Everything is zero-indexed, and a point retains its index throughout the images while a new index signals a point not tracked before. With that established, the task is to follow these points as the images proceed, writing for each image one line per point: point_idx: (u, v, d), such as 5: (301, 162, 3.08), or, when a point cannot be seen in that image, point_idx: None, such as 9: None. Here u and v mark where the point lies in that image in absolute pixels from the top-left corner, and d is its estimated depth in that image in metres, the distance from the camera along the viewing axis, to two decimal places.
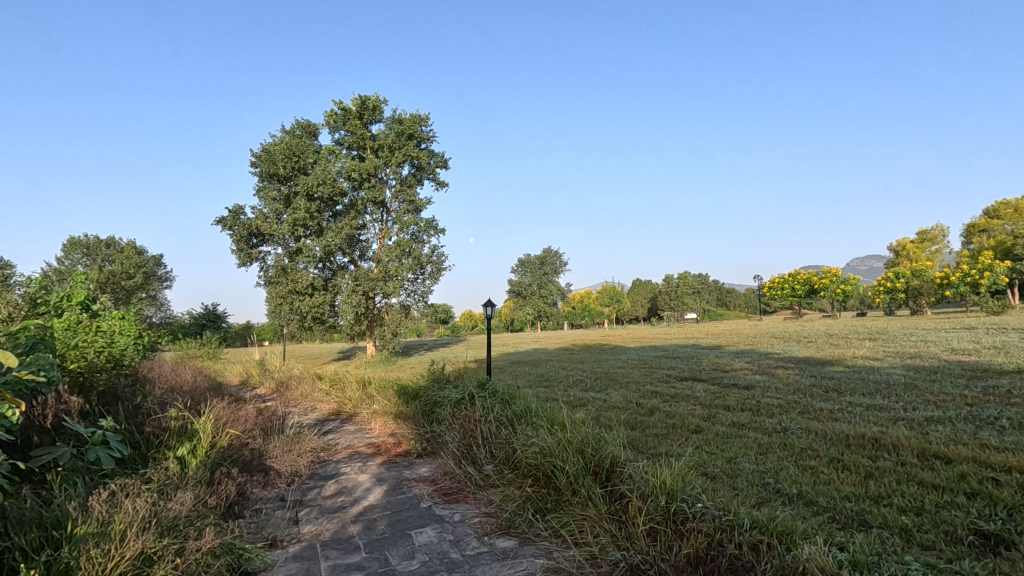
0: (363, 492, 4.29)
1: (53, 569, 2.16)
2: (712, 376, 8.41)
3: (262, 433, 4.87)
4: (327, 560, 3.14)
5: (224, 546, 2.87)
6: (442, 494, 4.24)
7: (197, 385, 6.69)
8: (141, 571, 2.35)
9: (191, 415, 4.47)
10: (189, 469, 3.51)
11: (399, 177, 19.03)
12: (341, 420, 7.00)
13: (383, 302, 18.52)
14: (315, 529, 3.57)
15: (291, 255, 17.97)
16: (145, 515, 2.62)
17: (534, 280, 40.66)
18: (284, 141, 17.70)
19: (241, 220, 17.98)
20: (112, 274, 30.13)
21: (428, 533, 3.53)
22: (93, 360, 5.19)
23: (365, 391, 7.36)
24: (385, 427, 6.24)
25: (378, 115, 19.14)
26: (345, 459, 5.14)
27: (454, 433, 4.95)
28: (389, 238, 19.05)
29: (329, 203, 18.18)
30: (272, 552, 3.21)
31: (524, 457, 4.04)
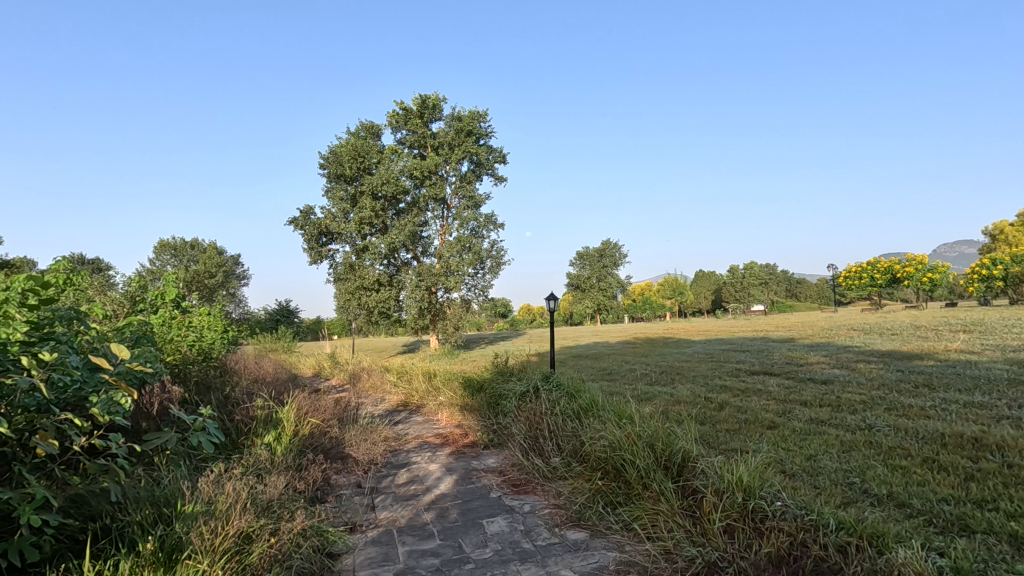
0: (434, 481, 4.43)
1: (167, 542, 2.38)
2: (786, 370, 8.06)
3: (338, 422, 5.11)
4: (404, 545, 3.27)
5: (312, 528, 3.05)
6: (511, 485, 4.30)
7: (278, 376, 7.12)
8: (242, 548, 2.55)
9: (276, 405, 4.77)
10: (278, 455, 3.75)
11: (459, 174, 19.32)
12: (410, 411, 7.24)
13: (444, 297, 18.92)
14: (391, 515, 3.71)
15: (357, 253, 18.68)
16: (244, 497, 2.83)
17: (593, 273, 40.21)
18: (350, 142, 18.43)
19: (311, 220, 18.88)
20: (198, 274, 32.41)
21: (500, 522, 3.60)
22: (186, 354, 5.64)
23: (432, 383, 7.59)
24: (452, 419, 6.39)
25: (437, 113, 19.52)
26: (415, 449, 5.32)
27: (520, 425, 5.01)
28: (450, 234, 19.42)
29: (392, 201, 18.72)
30: (353, 535, 3.37)
31: (592, 450, 4.03)
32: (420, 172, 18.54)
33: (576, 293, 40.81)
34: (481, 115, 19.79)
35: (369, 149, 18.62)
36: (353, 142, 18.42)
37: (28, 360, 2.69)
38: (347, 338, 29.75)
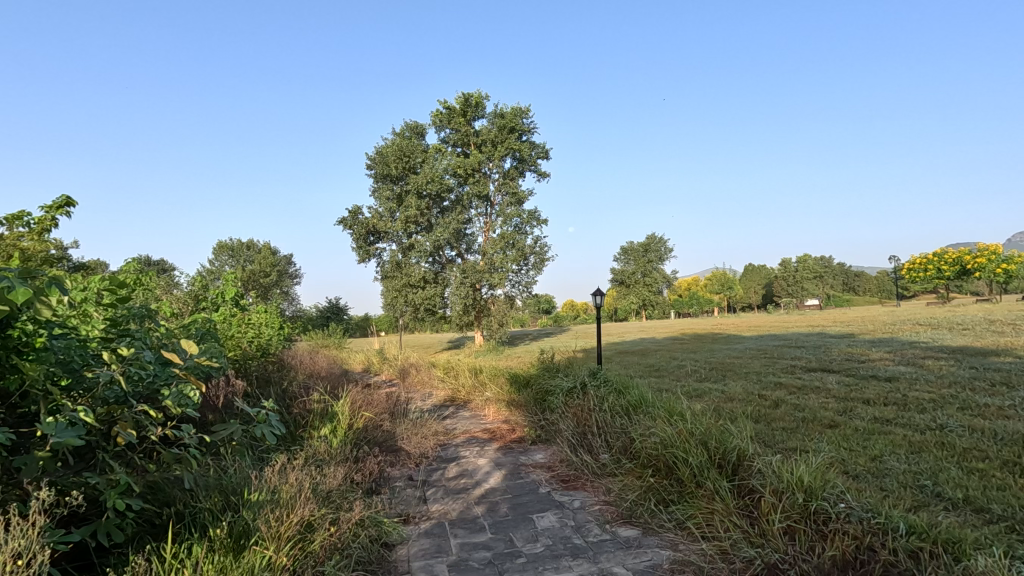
0: (484, 476, 4.47)
1: (236, 528, 2.51)
2: (846, 367, 7.70)
3: (390, 416, 5.24)
4: (456, 538, 3.32)
5: (368, 519, 3.14)
6: (560, 481, 4.30)
7: (331, 371, 7.37)
8: (305, 536, 2.65)
9: (331, 399, 4.94)
10: (334, 447, 3.88)
11: (502, 171, 19.39)
12: (457, 406, 7.34)
13: (488, 293, 19.06)
14: (443, 508, 3.78)
15: (403, 251, 19.06)
16: (306, 487, 2.94)
17: (637, 268, 39.60)
18: (395, 142, 18.81)
19: (359, 220, 19.41)
20: (254, 274, 33.88)
21: (550, 517, 3.60)
22: (246, 349, 5.91)
23: (478, 379, 7.68)
24: (499, 415, 6.44)
25: (480, 111, 19.65)
26: (464, 444, 5.38)
27: (568, 421, 5.00)
28: (493, 231, 19.54)
29: (437, 199, 19.00)
30: (406, 527, 3.45)
31: (643, 447, 3.98)
32: (464, 170, 18.73)
33: (620, 288, 40.29)
34: (524, 111, 19.79)
35: (414, 149, 18.95)
36: (399, 142, 18.79)
37: (107, 355, 2.88)
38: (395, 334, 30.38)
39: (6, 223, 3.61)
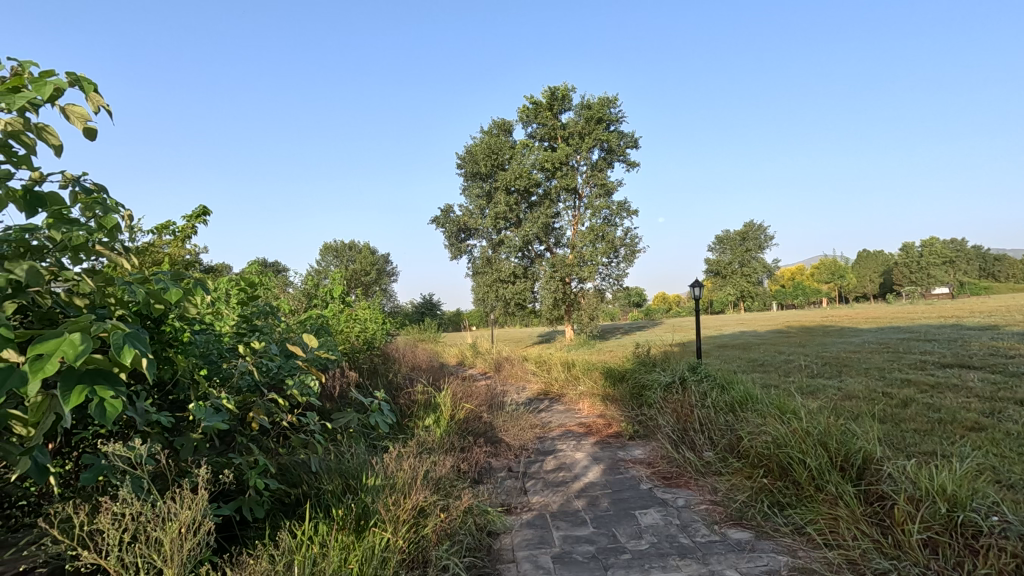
0: (582, 469, 4.46)
1: (356, 510, 2.68)
2: (991, 364, 6.82)
3: (489, 408, 5.38)
4: (558, 530, 3.34)
5: (474, 507, 3.23)
6: (662, 478, 4.18)
7: (431, 364, 7.70)
8: (419, 522, 2.78)
9: (433, 391, 5.16)
10: (439, 437, 4.05)
11: (590, 163, 19.16)
12: (551, 399, 7.39)
13: (578, 287, 18.96)
14: (544, 500, 3.81)
15: (494, 247, 19.46)
16: (416, 474, 3.09)
17: (735, 257, 37.56)
18: (484, 140, 19.23)
19: (450, 219, 20.15)
20: (356, 272, 36.19)
21: (653, 515, 3.52)
22: (355, 343, 6.34)
23: (572, 373, 7.67)
24: (594, 409, 6.39)
25: (568, 104, 19.55)
26: (560, 437, 5.40)
27: (667, 417, 4.85)
28: (582, 224, 19.39)
29: (525, 194, 19.18)
30: (509, 517, 3.51)
31: (753, 445, 3.77)
32: (552, 164, 18.74)
33: (716, 279, 38.42)
34: (612, 101, 19.43)
35: (503, 146, 19.27)
36: (488, 140, 19.19)
37: (241, 349, 3.18)
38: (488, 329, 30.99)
39: (156, 231, 4.10)
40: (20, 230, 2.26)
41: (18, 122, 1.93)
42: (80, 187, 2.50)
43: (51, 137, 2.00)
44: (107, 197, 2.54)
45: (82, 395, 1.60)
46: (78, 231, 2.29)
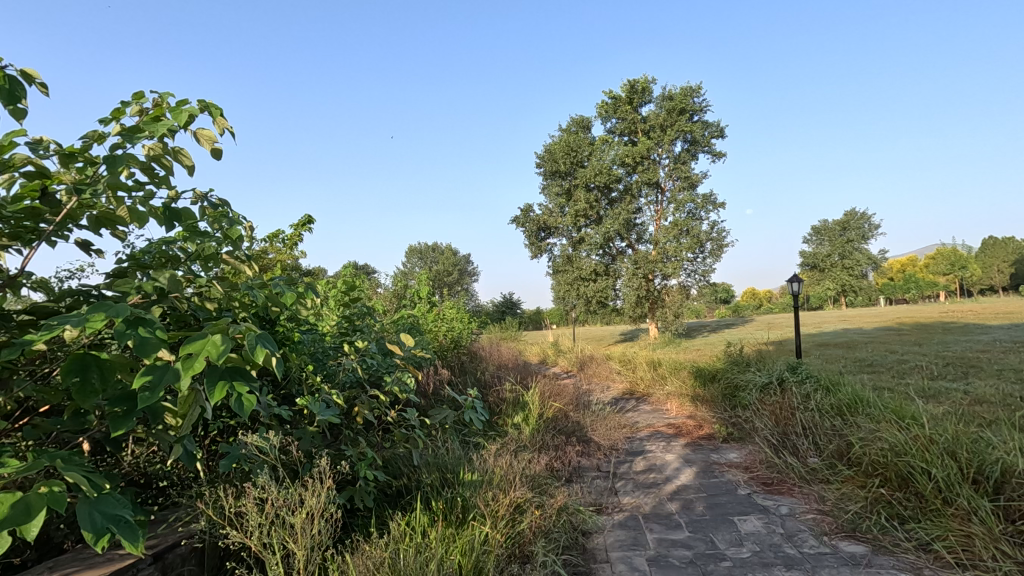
0: (674, 472, 4.34)
1: (456, 504, 2.79)
2: None
3: (575, 407, 5.38)
4: (653, 533, 3.27)
5: (567, 505, 3.25)
6: (762, 484, 3.98)
7: (515, 362, 7.82)
8: (516, 518, 2.85)
9: (521, 389, 5.25)
10: (529, 435, 4.11)
11: (672, 156, 18.61)
12: (637, 398, 7.26)
13: (661, 284, 18.45)
14: (635, 501, 3.76)
15: (573, 245, 19.38)
16: (510, 471, 3.15)
17: (833, 249, 34.90)
18: (563, 139, 19.26)
19: (530, 218, 20.32)
20: (439, 273, 37.46)
21: (754, 522, 3.36)
22: (444, 342, 6.57)
23: (659, 372, 7.50)
24: (683, 410, 6.20)
25: (648, 96, 19.12)
26: (649, 438, 5.30)
27: (765, 420, 4.62)
28: (665, 219, 18.85)
29: (605, 190, 18.93)
30: (601, 516, 3.50)
31: (866, 453, 3.50)
32: (632, 158, 18.39)
33: (812, 272, 35.89)
34: (695, 91, 18.78)
35: (581, 144, 19.19)
36: (567, 138, 19.18)
37: (345, 348, 3.40)
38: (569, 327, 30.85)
39: (269, 239, 4.47)
40: (160, 243, 2.55)
41: (158, 147, 2.18)
42: (208, 202, 2.79)
43: (184, 158, 2.26)
44: (230, 209, 2.81)
45: (225, 390, 1.79)
46: (209, 242, 2.56)
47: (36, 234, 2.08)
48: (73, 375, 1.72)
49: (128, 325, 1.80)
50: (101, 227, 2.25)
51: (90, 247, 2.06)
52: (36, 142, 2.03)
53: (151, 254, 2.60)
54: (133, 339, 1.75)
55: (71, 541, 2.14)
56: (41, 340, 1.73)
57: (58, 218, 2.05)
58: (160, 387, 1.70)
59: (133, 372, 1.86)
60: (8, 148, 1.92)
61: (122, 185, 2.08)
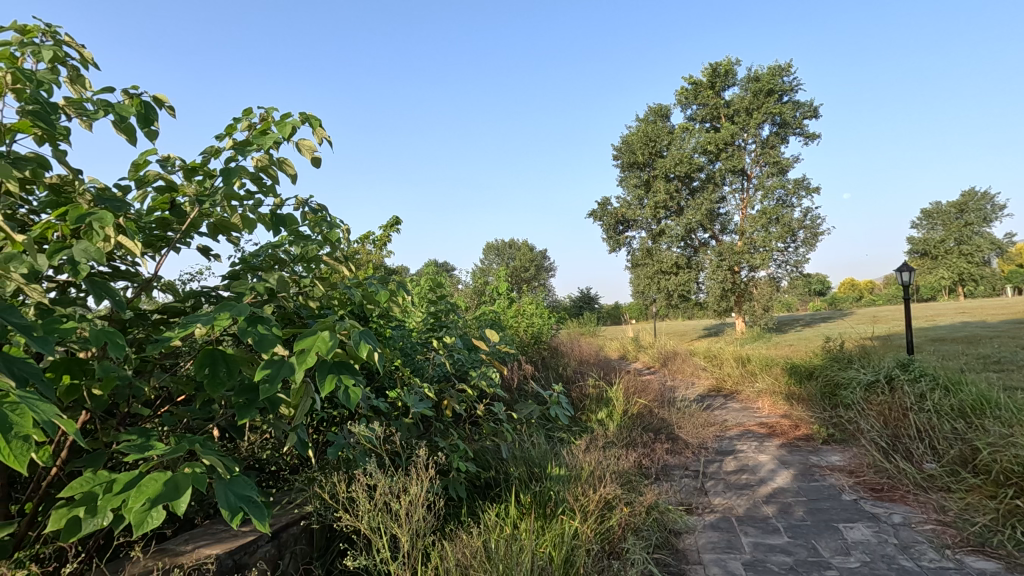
0: (769, 473, 4.13)
1: (545, 497, 2.83)
2: None
3: (660, 404, 5.27)
4: (748, 536, 3.13)
5: (655, 503, 3.19)
6: (870, 489, 3.69)
7: (596, 358, 7.76)
8: (606, 515, 2.84)
9: (604, 385, 5.21)
10: (614, 432, 4.08)
11: (759, 140, 17.65)
12: (725, 396, 6.98)
13: (748, 276, 17.57)
14: (727, 503, 3.61)
15: (653, 237, 18.88)
16: (596, 467, 3.14)
17: (947, 233, 31.59)
18: (641, 129, 18.82)
19: (607, 211, 20.04)
20: (516, 269, 37.91)
21: (862, 530, 3.13)
22: (526, 337, 6.64)
23: (748, 369, 7.17)
24: (776, 408, 5.89)
25: (731, 79, 18.27)
26: (740, 437, 5.08)
27: (872, 421, 4.28)
28: (752, 207, 17.92)
29: (686, 179, 18.27)
30: (691, 517, 3.40)
31: (996, 460, 3.16)
32: (715, 145, 17.63)
33: (923, 260, 32.67)
34: (784, 70, 17.70)
35: (660, 133, 18.66)
36: (645, 128, 18.73)
37: (434, 343, 3.53)
38: (650, 322, 30.03)
39: (360, 240, 4.71)
40: (269, 247, 2.77)
41: (265, 158, 2.36)
42: (309, 208, 2.99)
43: (288, 168, 2.43)
44: (329, 214, 2.99)
45: (334, 382, 1.92)
46: (312, 245, 2.74)
47: (166, 242, 2.32)
48: (204, 368, 1.91)
49: (249, 322, 1.97)
50: (218, 233, 2.48)
51: (210, 252, 2.28)
52: (165, 159, 2.28)
53: (261, 257, 2.83)
54: (254, 335, 1.92)
55: (200, 517, 2.38)
56: (177, 337, 1.94)
57: (183, 227, 2.29)
58: (277, 380, 1.85)
59: (253, 366, 2.04)
60: (143, 165, 2.17)
61: (236, 195, 2.28)
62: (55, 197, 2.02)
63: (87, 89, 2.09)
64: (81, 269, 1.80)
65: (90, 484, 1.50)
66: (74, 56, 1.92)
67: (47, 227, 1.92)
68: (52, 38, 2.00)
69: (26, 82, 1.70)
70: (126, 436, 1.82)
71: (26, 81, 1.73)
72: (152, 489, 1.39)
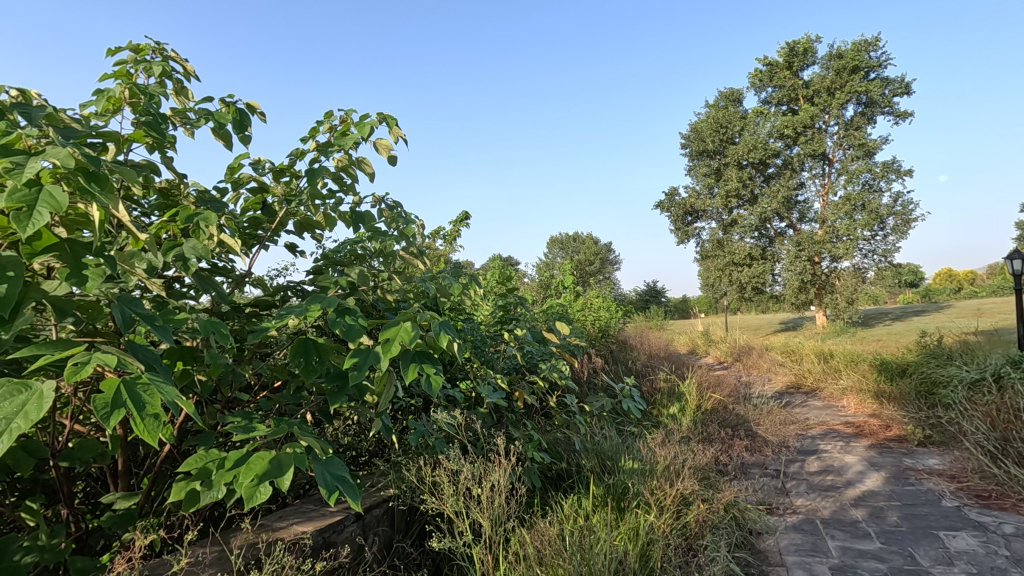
0: (857, 475, 3.89)
1: (618, 490, 2.81)
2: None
3: (736, 400, 5.09)
4: (835, 540, 2.97)
5: (732, 502, 3.09)
6: (976, 497, 3.40)
7: (665, 352, 7.59)
8: (682, 511, 2.78)
9: (675, 380, 5.10)
10: (687, 428, 3.99)
11: (842, 122, 16.54)
12: (806, 393, 6.65)
13: (829, 267, 16.54)
14: (811, 504, 3.44)
15: (724, 228, 18.17)
16: (670, 461, 3.08)
17: None
18: (711, 115, 18.14)
19: (675, 202, 19.51)
20: (580, 264, 37.77)
21: (967, 539, 2.89)
22: (594, 331, 6.61)
23: (831, 365, 6.78)
24: (864, 407, 5.53)
25: (810, 58, 17.25)
26: (823, 437, 4.82)
27: (977, 422, 3.93)
28: (834, 194, 16.84)
29: (761, 166, 17.43)
30: (771, 517, 3.27)
31: None
32: (793, 128, 16.71)
33: None
34: (871, 44, 16.48)
35: (732, 119, 17.92)
36: (715, 114, 18.06)
37: (504, 335, 3.58)
38: (721, 316, 28.96)
39: (431, 235, 4.84)
40: (349, 244, 2.91)
41: (345, 159, 2.48)
42: (385, 205, 3.10)
43: (366, 167, 2.54)
44: (404, 210, 3.10)
45: (416, 370, 2.00)
46: (389, 240, 2.85)
47: (258, 240, 2.49)
48: (299, 357, 2.04)
49: (338, 313, 2.08)
50: (303, 231, 2.63)
51: (297, 249, 2.43)
52: (257, 162, 2.44)
53: (341, 253, 2.97)
54: (343, 326, 2.03)
55: (292, 496, 2.56)
56: (273, 326, 2.08)
57: (273, 225, 2.44)
58: (365, 367, 1.94)
59: (341, 354, 2.15)
60: (237, 169, 2.34)
61: (320, 194, 2.42)
62: (164, 200, 2.21)
63: (190, 99, 2.27)
64: (190, 264, 1.97)
65: (204, 461, 1.64)
66: (179, 70, 2.09)
67: (160, 227, 2.11)
68: (160, 54, 2.19)
69: (140, 95, 1.88)
70: (231, 418, 1.97)
71: (141, 94, 1.91)
72: (259, 466, 1.51)
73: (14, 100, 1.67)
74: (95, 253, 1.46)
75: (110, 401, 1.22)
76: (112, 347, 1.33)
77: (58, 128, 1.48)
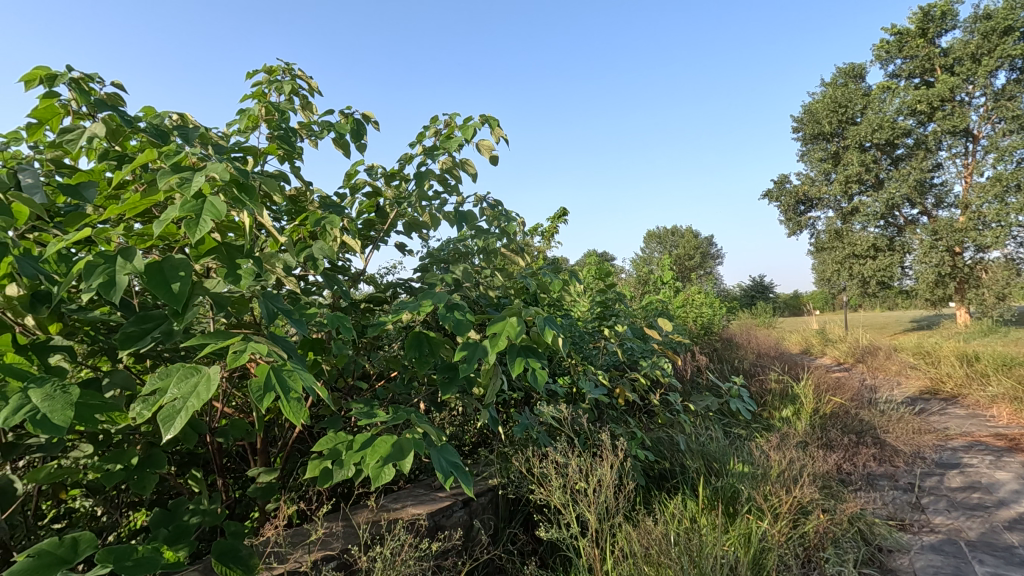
0: (1011, 495, 3.42)
1: (726, 492, 2.71)
2: None
3: (859, 405, 4.66)
4: (984, 565, 2.63)
5: (856, 514, 2.84)
6: None
7: (777, 351, 7.11)
8: (798, 519, 2.61)
9: (790, 381, 4.76)
10: (802, 433, 3.73)
11: (991, 92, 14.47)
12: (944, 399, 5.93)
13: (974, 257, 14.56)
14: (953, 524, 3.07)
15: (844, 217, 16.65)
16: (784, 466, 2.90)
17: None
18: (828, 94, 16.66)
19: (787, 190, 18.20)
20: (680, 257, 36.34)
21: None
22: (696, 327, 6.37)
23: (978, 369, 5.99)
24: (1021, 418, 4.83)
25: (950, 22, 15.28)
26: (968, 449, 4.28)
27: None
28: (980, 174, 14.80)
29: (888, 147, 15.73)
30: (904, 534, 2.96)
31: None
32: (927, 103, 14.91)
33: None
34: None
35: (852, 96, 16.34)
36: (832, 93, 16.56)
37: (604, 330, 3.56)
38: (841, 314, 26.56)
39: (530, 233, 4.91)
40: (454, 241, 3.04)
41: (450, 161, 2.59)
42: (487, 203, 3.20)
43: (469, 167, 2.63)
44: (505, 207, 3.18)
45: (522, 364, 2.06)
46: (490, 237, 2.94)
47: (372, 240, 2.68)
48: (413, 349, 2.18)
49: (447, 308, 2.19)
50: (412, 231, 2.79)
51: (407, 248, 2.58)
52: (370, 168, 2.62)
53: (446, 251, 3.12)
54: (452, 321, 2.13)
55: (405, 479, 2.72)
56: (390, 321, 2.24)
57: (385, 226, 2.62)
58: (473, 361, 2.03)
59: (450, 348, 2.26)
60: (354, 175, 2.53)
61: (428, 195, 2.55)
62: (294, 206, 2.45)
63: (314, 114, 2.49)
64: (318, 264, 2.18)
65: (334, 442, 1.80)
66: (305, 87, 2.31)
67: (292, 231, 2.34)
68: (289, 74, 2.42)
69: (274, 113, 2.10)
70: (356, 405, 2.15)
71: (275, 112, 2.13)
72: (383, 449, 1.63)
73: (175, 123, 1.95)
74: (245, 254, 1.65)
75: (262, 384, 1.38)
76: (262, 337, 1.50)
77: (212, 146, 1.70)
